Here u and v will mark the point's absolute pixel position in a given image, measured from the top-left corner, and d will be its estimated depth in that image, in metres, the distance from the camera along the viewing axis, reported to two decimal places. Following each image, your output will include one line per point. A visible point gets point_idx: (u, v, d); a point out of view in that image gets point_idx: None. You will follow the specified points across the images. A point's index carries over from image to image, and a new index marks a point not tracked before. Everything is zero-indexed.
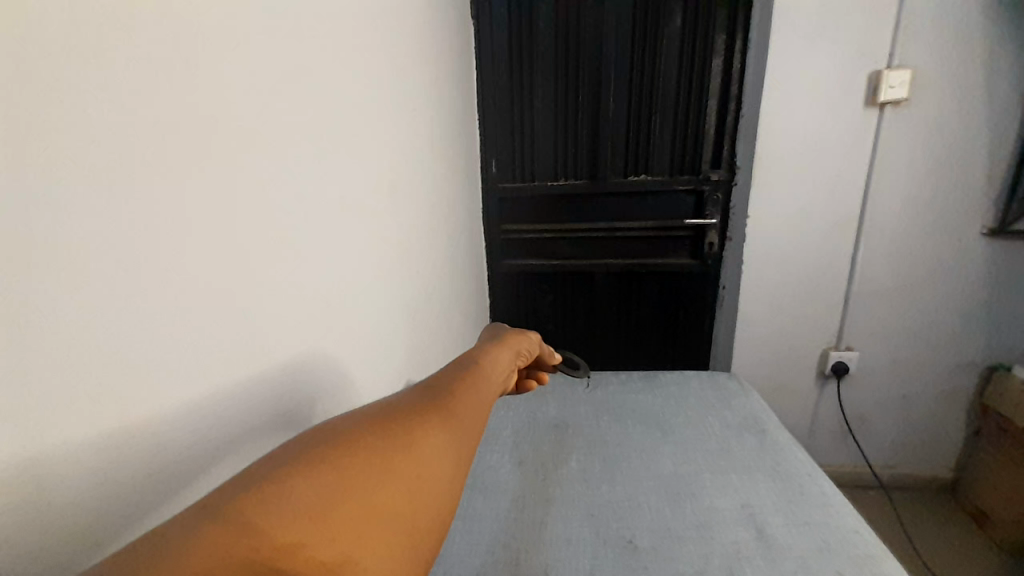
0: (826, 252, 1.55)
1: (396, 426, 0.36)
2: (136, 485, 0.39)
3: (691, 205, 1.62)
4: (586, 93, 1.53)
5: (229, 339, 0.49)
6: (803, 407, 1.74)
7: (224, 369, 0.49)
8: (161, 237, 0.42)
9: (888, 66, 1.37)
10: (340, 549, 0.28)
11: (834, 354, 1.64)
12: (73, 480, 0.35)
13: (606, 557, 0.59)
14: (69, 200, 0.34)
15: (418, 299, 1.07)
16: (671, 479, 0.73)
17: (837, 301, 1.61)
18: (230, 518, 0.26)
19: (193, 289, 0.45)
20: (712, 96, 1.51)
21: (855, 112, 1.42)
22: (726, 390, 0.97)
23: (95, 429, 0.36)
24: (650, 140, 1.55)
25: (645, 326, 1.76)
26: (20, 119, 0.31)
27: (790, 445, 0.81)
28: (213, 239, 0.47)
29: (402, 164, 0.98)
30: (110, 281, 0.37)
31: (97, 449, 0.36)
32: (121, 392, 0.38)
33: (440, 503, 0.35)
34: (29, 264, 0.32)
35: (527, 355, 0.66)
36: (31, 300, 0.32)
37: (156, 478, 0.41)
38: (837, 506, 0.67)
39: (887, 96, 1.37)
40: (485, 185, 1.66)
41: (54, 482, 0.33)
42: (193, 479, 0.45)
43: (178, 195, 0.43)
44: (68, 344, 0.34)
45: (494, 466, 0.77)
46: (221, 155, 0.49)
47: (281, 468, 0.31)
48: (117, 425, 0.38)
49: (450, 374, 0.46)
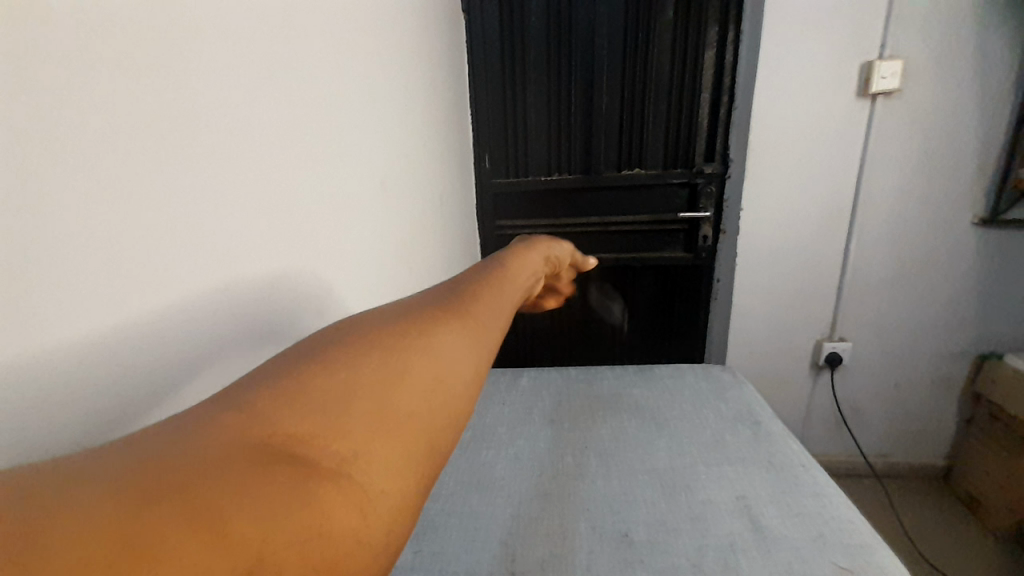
0: (818, 244, 1.56)
1: (418, 317, 0.32)
2: (133, 381, 0.42)
3: (685, 197, 1.62)
4: (578, 87, 1.52)
5: (207, 314, 0.50)
6: (796, 398, 1.76)
7: (214, 303, 0.51)
8: (126, 228, 0.41)
9: (879, 57, 1.37)
10: (358, 439, 0.24)
11: (827, 345, 1.65)
12: (74, 363, 0.37)
13: (602, 551, 0.59)
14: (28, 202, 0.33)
15: (406, 296, 1.08)
16: (666, 473, 0.73)
17: (830, 293, 1.62)
18: (249, 411, 0.23)
19: (163, 281, 0.45)
20: (705, 90, 1.50)
21: (846, 104, 1.42)
22: (719, 383, 0.97)
23: (92, 324, 0.38)
24: (643, 134, 1.55)
25: (640, 320, 1.76)
26: None
27: (785, 436, 0.81)
28: (182, 227, 0.47)
29: (393, 169, 1.01)
30: (82, 248, 0.37)
31: (95, 338, 0.38)
32: (90, 384, 0.38)
33: (468, 397, 0.31)
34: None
35: (551, 263, 0.63)
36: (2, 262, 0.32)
37: (152, 376, 0.43)
38: (831, 496, 0.68)
39: (880, 87, 1.38)
40: (478, 181, 1.65)
41: (58, 361, 0.36)
42: (185, 384, 0.47)
43: (147, 173, 0.43)
44: (61, 248, 0.36)
45: (490, 461, 0.77)
46: (188, 147, 0.48)
47: (297, 366, 0.27)
48: (112, 324, 0.40)
49: (473, 277, 0.41)
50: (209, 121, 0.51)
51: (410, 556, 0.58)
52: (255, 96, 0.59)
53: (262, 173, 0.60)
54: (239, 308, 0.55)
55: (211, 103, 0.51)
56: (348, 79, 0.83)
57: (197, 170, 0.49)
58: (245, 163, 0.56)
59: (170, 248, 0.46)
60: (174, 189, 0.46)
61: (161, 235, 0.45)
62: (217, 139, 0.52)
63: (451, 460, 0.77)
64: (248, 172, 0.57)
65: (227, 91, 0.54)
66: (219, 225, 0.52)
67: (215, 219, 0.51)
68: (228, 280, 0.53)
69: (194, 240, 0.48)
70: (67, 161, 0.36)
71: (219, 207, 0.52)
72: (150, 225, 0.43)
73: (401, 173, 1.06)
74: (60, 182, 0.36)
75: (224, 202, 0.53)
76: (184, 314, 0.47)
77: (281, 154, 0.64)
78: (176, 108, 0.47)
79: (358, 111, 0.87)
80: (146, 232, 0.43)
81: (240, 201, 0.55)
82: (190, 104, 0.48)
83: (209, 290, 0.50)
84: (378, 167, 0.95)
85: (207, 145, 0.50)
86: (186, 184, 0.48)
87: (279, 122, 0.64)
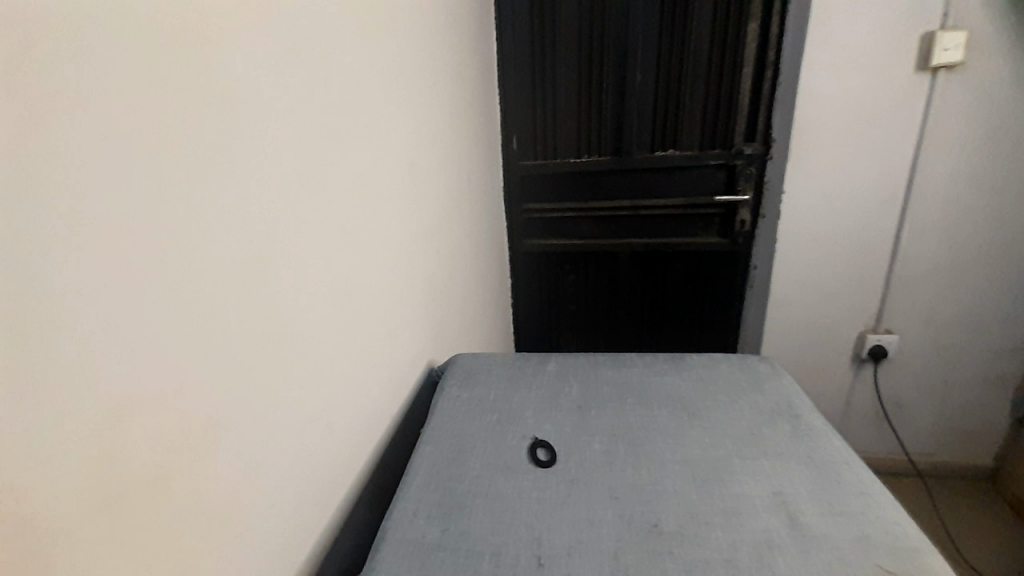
0: (866, 229, 1.47)
1: None
2: (167, 454, 0.39)
3: (723, 180, 1.53)
4: (611, 65, 1.45)
5: (256, 316, 0.49)
6: (835, 392, 1.68)
7: (262, 315, 0.50)
8: (189, 225, 0.40)
9: (943, 27, 1.25)
10: None
11: (872, 337, 1.56)
12: (106, 437, 0.34)
13: (631, 541, 0.59)
14: (97, 201, 0.33)
15: (439, 284, 1.05)
16: (700, 465, 0.71)
17: (877, 282, 1.52)
18: None
19: (220, 277, 0.44)
20: (747, 64, 1.40)
21: (904, 80, 1.32)
22: (757, 374, 0.92)
23: (133, 380, 0.36)
24: (679, 112, 1.47)
25: (670, 308, 1.71)
26: (36, 101, 0.29)
27: (827, 431, 0.77)
28: (239, 223, 0.46)
29: (422, 151, 0.95)
30: (136, 264, 0.36)
31: (133, 402, 0.36)
32: (131, 428, 0.36)
33: None
34: (36, 269, 0.29)
35: None
36: (52, 291, 0.30)
37: (186, 447, 0.41)
38: (876, 495, 0.65)
39: (944, 59, 1.26)
40: (506, 164, 1.63)
41: (90, 436, 0.33)
42: (222, 443, 0.45)
43: (208, 167, 0.42)
44: (98, 308, 0.33)
45: (516, 445, 0.75)
46: (248, 131, 0.47)
47: None
48: (150, 380, 0.37)
49: None
50: (254, 109, 0.47)
51: (437, 534, 0.60)
52: (299, 78, 0.55)
53: (305, 162, 0.56)
54: (281, 301, 0.52)
55: (253, 87, 0.47)
56: (383, 51, 0.77)
57: (241, 162, 0.46)
58: (289, 149, 0.53)
59: (215, 245, 0.43)
60: (219, 185, 0.43)
61: (205, 233, 0.42)
62: (261, 128, 0.49)
63: (477, 441, 0.75)
64: (290, 158, 0.53)
65: (271, 76, 0.50)
66: (262, 219, 0.49)
67: (259, 212, 0.49)
68: (270, 276, 0.51)
69: (237, 236, 0.46)
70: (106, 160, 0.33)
71: (265, 200, 0.49)
72: (196, 224, 0.41)
73: (433, 155, 1.01)
74: (106, 176, 0.33)
75: (269, 194, 0.50)
76: (228, 314, 0.45)
77: (326, 134, 0.61)
78: (220, 94, 0.43)
79: (396, 92, 0.82)
80: (190, 230, 0.40)
81: (284, 190, 0.52)
82: (231, 89, 0.45)
83: (250, 288, 0.48)
84: (409, 149, 0.88)
85: (251, 134, 0.47)
86: (231, 178, 0.45)
87: (325, 103, 0.60)
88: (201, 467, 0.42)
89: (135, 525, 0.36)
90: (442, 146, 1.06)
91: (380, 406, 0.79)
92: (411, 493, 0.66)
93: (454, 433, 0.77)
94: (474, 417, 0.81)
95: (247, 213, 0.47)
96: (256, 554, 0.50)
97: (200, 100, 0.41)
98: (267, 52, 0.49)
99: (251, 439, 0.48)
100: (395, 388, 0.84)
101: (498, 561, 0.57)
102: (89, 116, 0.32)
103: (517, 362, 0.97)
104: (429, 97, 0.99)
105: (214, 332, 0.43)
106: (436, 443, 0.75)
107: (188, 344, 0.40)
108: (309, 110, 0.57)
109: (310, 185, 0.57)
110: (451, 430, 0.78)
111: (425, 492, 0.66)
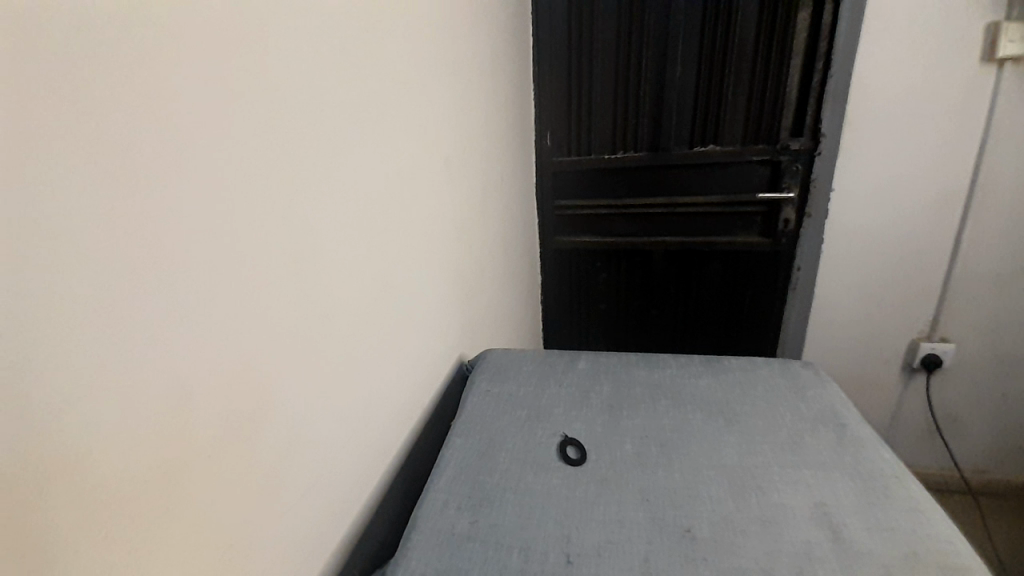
0: (921, 231, 1.39)
1: None
2: (209, 433, 0.41)
3: (766, 176, 1.47)
4: (650, 58, 1.42)
5: (294, 306, 0.51)
6: (882, 401, 1.59)
7: (297, 306, 0.51)
8: (233, 218, 0.42)
9: (1011, 15, 1.18)
10: None
11: (925, 345, 1.48)
12: (156, 415, 0.36)
13: (663, 544, 0.58)
14: (152, 192, 0.35)
15: (471, 280, 1.06)
16: (736, 471, 0.69)
17: (932, 287, 1.44)
18: None
19: (259, 269, 0.46)
20: (796, 55, 1.33)
21: (966, 72, 1.24)
22: (800, 380, 0.88)
23: (181, 362, 0.38)
24: (720, 106, 1.42)
25: (705, 309, 1.66)
26: (100, 99, 0.31)
27: (875, 443, 0.73)
28: (279, 217, 0.48)
29: (458, 148, 0.96)
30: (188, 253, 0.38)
31: (180, 383, 0.38)
32: (178, 408, 0.38)
33: None
34: (100, 257, 0.31)
35: None
36: (114, 278, 0.32)
37: (224, 429, 0.43)
38: (928, 513, 0.61)
39: (1006, 52, 1.19)
40: (539, 160, 1.62)
41: (143, 414, 0.35)
42: (255, 427, 0.46)
43: (249, 161, 0.43)
44: (153, 294, 0.35)
45: (545, 442, 0.75)
46: (290, 128, 0.49)
47: None
48: (195, 363, 0.39)
49: None
50: (294, 107, 0.49)
51: (467, 525, 0.61)
52: (335, 77, 0.56)
53: (340, 158, 0.58)
54: (317, 293, 0.54)
55: (295, 87, 0.49)
56: (422, 50, 0.79)
57: (280, 159, 0.47)
58: (325, 145, 0.55)
59: (254, 239, 0.45)
60: (259, 181, 0.45)
61: (245, 228, 0.44)
62: (298, 125, 0.50)
63: (506, 436, 0.76)
64: (325, 154, 0.55)
65: (313, 75, 0.52)
66: (300, 213, 0.51)
67: (297, 205, 0.50)
68: (306, 268, 0.52)
69: (276, 229, 0.48)
70: (158, 159, 0.35)
71: (303, 195, 0.51)
72: (237, 219, 0.43)
73: (467, 152, 1.02)
74: (160, 170, 0.35)
75: (307, 189, 0.52)
76: (264, 305, 0.47)
77: (360, 131, 0.62)
78: (263, 92, 0.45)
79: (434, 92, 0.84)
80: (233, 224, 0.42)
81: (320, 184, 0.54)
82: (274, 87, 0.46)
83: (287, 280, 0.50)
84: (444, 145, 0.90)
85: (290, 131, 0.49)
86: (270, 174, 0.46)
87: (358, 99, 0.61)
88: (238, 447, 0.44)
89: (179, 504, 0.38)
90: (477, 144, 1.08)
91: (412, 397, 0.80)
92: (442, 484, 0.67)
93: (484, 427, 0.78)
94: (504, 412, 0.81)
95: (285, 208, 0.49)
96: (288, 533, 0.52)
97: (242, 99, 0.42)
98: (306, 52, 0.51)
99: (285, 423, 0.51)
100: (427, 380, 0.86)
101: (527, 556, 0.57)
102: (143, 117, 0.34)
103: (546, 359, 0.96)
104: (466, 96, 1.01)
105: (251, 322, 0.45)
106: (466, 436, 0.76)
107: (227, 335, 0.42)
108: (343, 107, 0.58)
109: (342, 181, 0.58)
110: (481, 424, 0.78)
111: (456, 483, 0.67)
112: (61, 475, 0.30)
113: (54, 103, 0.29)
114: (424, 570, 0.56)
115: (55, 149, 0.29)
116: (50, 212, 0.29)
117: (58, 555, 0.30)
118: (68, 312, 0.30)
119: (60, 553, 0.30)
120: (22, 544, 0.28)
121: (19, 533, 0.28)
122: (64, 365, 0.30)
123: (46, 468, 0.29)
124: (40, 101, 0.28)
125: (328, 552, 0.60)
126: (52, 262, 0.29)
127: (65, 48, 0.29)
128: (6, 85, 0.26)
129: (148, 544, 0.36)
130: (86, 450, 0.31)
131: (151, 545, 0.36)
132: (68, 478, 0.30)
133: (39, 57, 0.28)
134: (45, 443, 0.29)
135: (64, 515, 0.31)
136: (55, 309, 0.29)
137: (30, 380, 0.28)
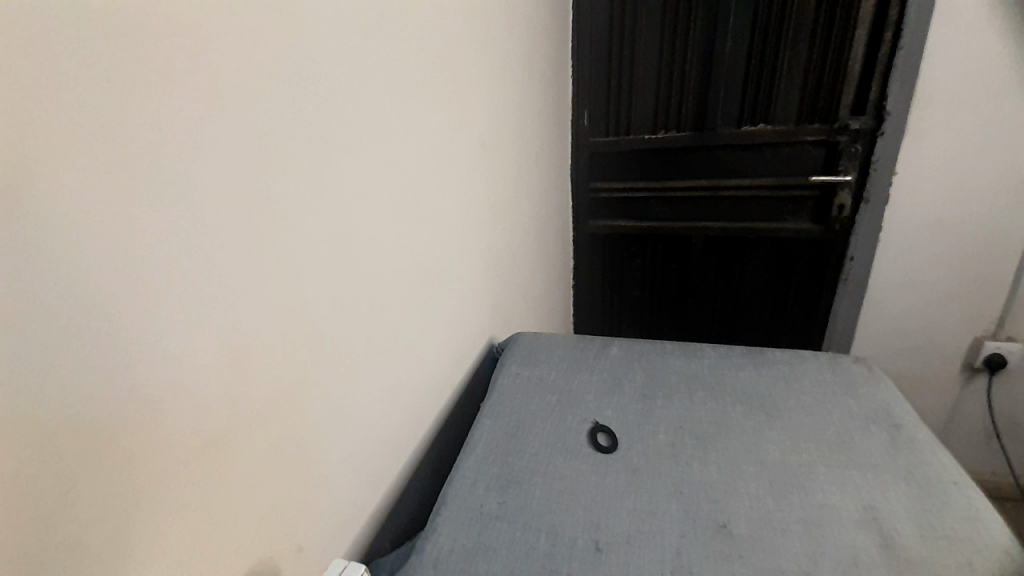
0: (993, 219, 1.28)
1: None
2: (244, 408, 0.43)
3: (820, 158, 1.37)
4: (698, 31, 1.33)
5: (326, 284, 0.51)
6: (936, 401, 1.50)
7: (330, 285, 0.52)
8: (270, 197, 0.43)
9: None
10: None
11: (989, 345, 1.38)
12: (199, 389, 0.38)
13: (696, 539, 0.57)
14: (195, 173, 0.36)
15: (504, 263, 1.06)
16: (777, 468, 0.66)
17: (1001, 282, 1.33)
18: None
19: (293, 248, 0.46)
20: (862, 24, 1.22)
21: None
22: (851, 376, 0.82)
23: (221, 340, 0.39)
24: (773, 82, 1.32)
25: (746, 298, 1.59)
26: (147, 86, 0.32)
27: (932, 446, 0.68)
28: (314, 196, 0.48)
29: (494, 127, 0.94)
30: (224, 232, 0.39)
31: (222, 359, 0.40)
32: (219, 381, 0.40)
33: None
34: (153, 236, 0.33)
35: None
36: (160, 257, 0.34)
37: (258, 405, 0.44)
38: (991, 522, 0.57)
39: None
40: (575, 141, 1.57)
41: (189, 387, 0.37)
42: (290, 402, 0.48)
43: (284, 141, 0.44)
44: (196, 273, 0.37)
45: (575, 428, 0.74)
46: (326, 106, 0.48)
47: None
48: (231, 341, 0.41)
49: None
50: (330, 84, 0.49)
51: (495, 505, 0.61)
52: (371, 52, 0.55)
53: (373, 132, 0.57)
54: (351, 272, 0.55)
55: (330, 64, 0.48)
56: (459, 24, 0.77)
57: (314, 137, 0.47)
58: (358, 119, 0.54)
59: (287, 212, 0.45)
60: (292, 155, 0.45)
61: (278, 201, 0.44)
62: (332, 97, 0.49)
63: (536, 420, 0.75)
64: (358, 127, 0.54)
65: (347, 54, 0.51)
66: (334, 188, 0.51)
67: (331, 182, 0.50)
68: (339, 244, 0.52)
69: (310, 205, 0.48)
70: (196, 137, 0.35)
71: (336, 170, 0.51)
72: (271, 193, 0.43)
73: (502, 131, 1.00)
74: (202, 152, 0.36)
75: (340, 163, 0.51)
76: (297, 282, 0.47)
77: (393, 104, 0.60)
78: (301, 72, 0.45)
79: (470, 68, 0.82)
80: (264, 198, 0.42)
81: (353, 158, 0.53)
82: (311, 66, 0.46)
83: (321, 259, 0.50)
84: (479, 124, 0.88)
85: (326, 110, 0.48)
86: (304, 149, 0.46)
87: (391, 72, 0.59)
88: (274, 420, 0.46)
89: (221, 471, 0.41)
90: (512, 123, 1.05)
91: (443, 377, 0.81)
92: (471, 464, 0.67)
93: (513, 409, 0.77)
94: (533, 396, 0.80)
95: (318, 181, 0.48)
96: (321, 504, 0.54)
97: (275, 71, 0.42)
98: (342, 27, 0.50)
99: (320, 400, 0.52)
100: (457, 361, 0.87)
101: (554, 541, 0.57)
102: (177, 97, 0.34)
103: (578, 344, 0.95)
104: (503, 73, 0.98)
105: (283, 296, 0.46)
106: (495, 417, 0.76)
107: (262, 308, 0.43)
108: (376, 80, 0.56)
109: (376, 159, 0.58)
110: (510, 406, 0.78)
111: (484, 464, 0.67)
112: (101, 440, 0.32)
113: (90, 79, 0.29)
114: (452, 547, 0.56)
115: (92, 125, 0.29)
116: (91, 188, 0.29)
117: (100, 514, 0.32)
118: (121, 291, 0.32)
119: (104, 511, 0.32)
120: (75, 504, 0.31)
121: (80, 493, 0.31)
122: (118, 341, 0.32)
123: (87, 433, 0.31)
124: (78, 78, 0.28)
125: (360, 523, 0.62)
126: (89, 236, 0.29)
127: (101, 23, 0.29)
128: (58, 75, 0.27)
129: (184, 506, 0.38)
130: (122, 417, 0.33)
131: (195, 508, 0.39)
132: (122, 444, 0.33)
133: (77, 34, 0.28)
134: (92, 408, 0.31)
135: (104, 477, 0.32)
136: (111, 287, 0.31)
137: (80, 354, 0.30)
